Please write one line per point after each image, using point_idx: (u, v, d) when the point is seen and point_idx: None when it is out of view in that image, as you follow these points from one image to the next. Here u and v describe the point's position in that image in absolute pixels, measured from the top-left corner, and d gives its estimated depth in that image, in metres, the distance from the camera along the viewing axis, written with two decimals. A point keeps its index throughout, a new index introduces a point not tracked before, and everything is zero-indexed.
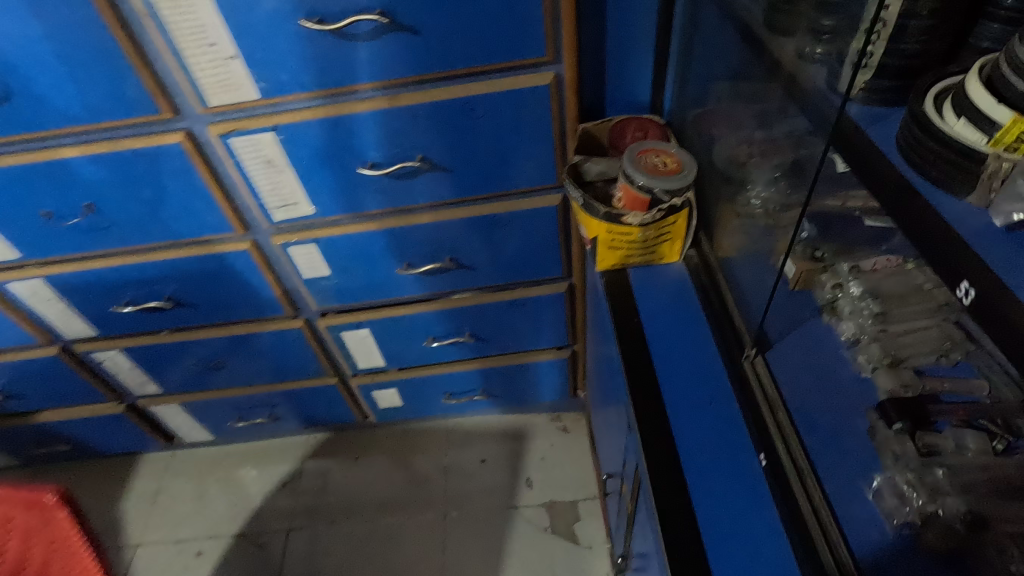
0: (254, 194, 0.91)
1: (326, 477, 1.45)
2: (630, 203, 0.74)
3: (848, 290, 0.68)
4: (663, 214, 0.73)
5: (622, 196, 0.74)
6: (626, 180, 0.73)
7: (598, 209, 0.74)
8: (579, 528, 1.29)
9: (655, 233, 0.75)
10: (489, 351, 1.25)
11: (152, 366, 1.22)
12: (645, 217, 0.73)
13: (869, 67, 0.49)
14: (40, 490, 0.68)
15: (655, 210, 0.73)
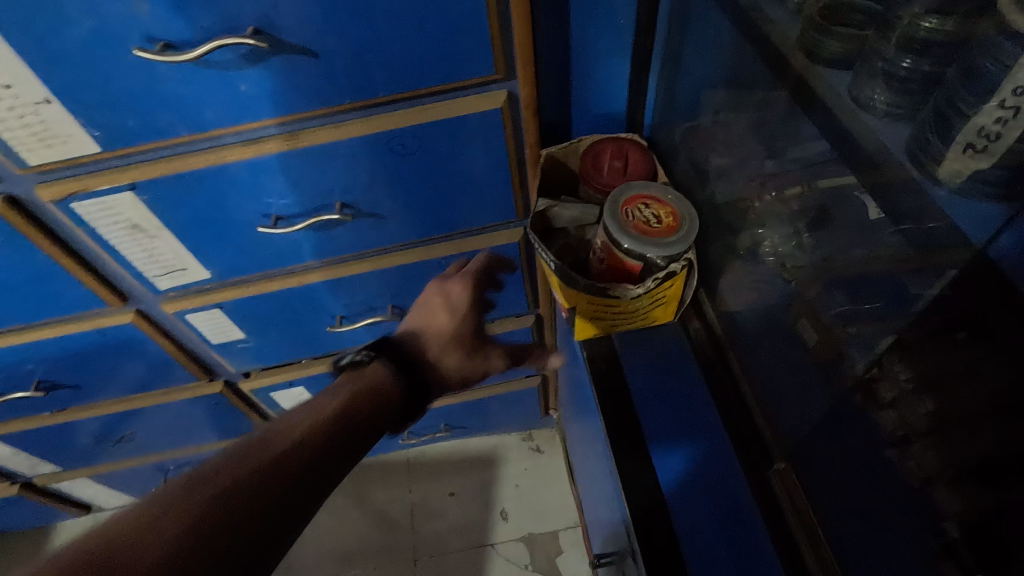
0: (126, 263, 0.69)
1: None
2: (615, 271, 0.59)
3: (893, 372, 0.49)
4: (659, 285, 0.58)
5: (605, 261, 0.59)
6: (612, 246, 0.57)
7: (576, 279, 0.60)
8: (562, 562, 1.20)
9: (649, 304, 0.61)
10: (449, 389, 1.11)
11: (39, 448, 1.00)
12: (634, 289, 0.58)
13: (990, 153, 0.33)
14: None
15: (647, 280, 0.58)
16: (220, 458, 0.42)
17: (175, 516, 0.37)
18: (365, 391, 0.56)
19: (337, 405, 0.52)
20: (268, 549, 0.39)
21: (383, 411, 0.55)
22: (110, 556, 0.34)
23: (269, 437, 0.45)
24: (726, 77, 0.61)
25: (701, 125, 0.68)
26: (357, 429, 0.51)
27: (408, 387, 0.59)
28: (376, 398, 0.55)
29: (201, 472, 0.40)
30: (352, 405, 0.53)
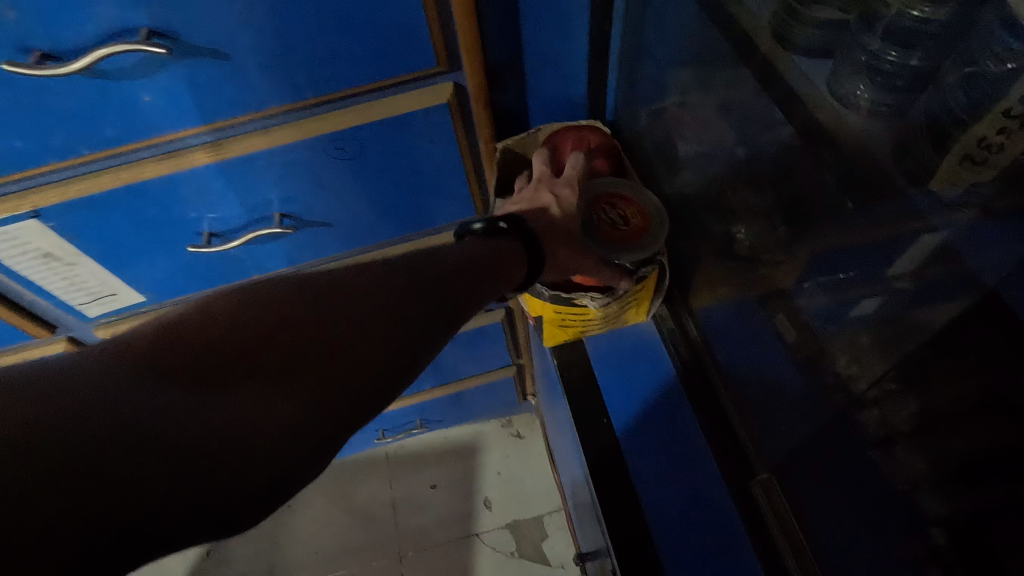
0: (46, 293, 0.62)
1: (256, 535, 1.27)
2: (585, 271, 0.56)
3: (872, 369, 0.46)
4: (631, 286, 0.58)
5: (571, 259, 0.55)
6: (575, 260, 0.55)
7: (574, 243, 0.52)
8: (547, 546, 1.20)
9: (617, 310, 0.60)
10: (421, 387, 1.07)
11: None
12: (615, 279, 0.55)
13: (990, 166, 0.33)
14: None
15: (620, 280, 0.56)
16: (351, 274, 0.39)
17: (293, 314, 0.34)
18: (498, 237, 0.49)
19: (469, 251, 0.46)
20: (370, 379, 0.35)
21: (498, 281, 0.46)
22: (225, 330, 0.32)
23: (406, 274, 0.41)
24: (692, 57, 0.56)
25: (666, 108, 0.64)
26: (484, 284, 0.45)
27: (532, 261, 0.49)
28: (503, 256, 0.47)
29: (327, 284, 0.37)
30: (479, 251, 0.47)
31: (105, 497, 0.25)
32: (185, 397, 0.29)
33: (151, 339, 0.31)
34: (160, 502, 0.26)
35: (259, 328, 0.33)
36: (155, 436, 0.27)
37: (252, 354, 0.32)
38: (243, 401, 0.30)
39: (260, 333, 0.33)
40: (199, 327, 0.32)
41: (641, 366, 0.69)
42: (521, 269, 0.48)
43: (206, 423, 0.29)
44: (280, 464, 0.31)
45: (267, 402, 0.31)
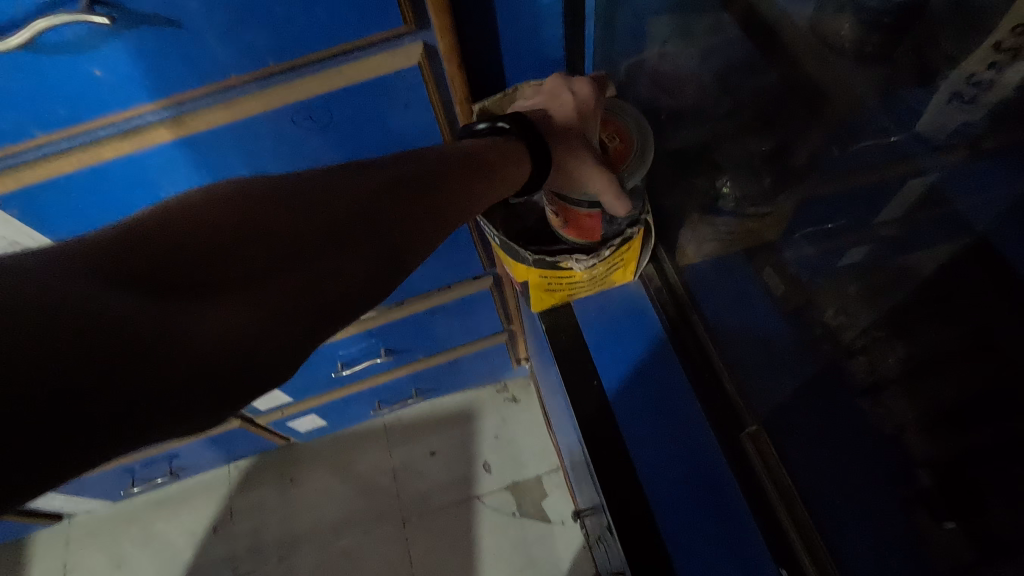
0: None
1: (261, 508, 1.29)
2: (574, 220, 0.54)
3: (856, 318, 0.48)
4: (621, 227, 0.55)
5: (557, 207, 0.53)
6: (561, 195, 0.52)
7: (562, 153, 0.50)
8: (547, 504, 1.22)
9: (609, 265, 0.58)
10: (415, 358, 1.07)
11: None
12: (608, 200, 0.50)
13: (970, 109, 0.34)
14: None
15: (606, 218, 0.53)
16: (327, 172, 0.35)
17: (269, 206, 0.31)
18: (506, 133, 0.47)
19: (471, 149, 0.43)
20: (361, 277, 0.33)
21: (511, 179, 0.45)
22: (197, 223, 0.29)
23: (402, 170, 0.38)
24: (672, 3, 0.54)
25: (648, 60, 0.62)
26: (494, 179, 0.42)
27: (536, 159, 0.47)
28: (513, 159, 0.46)
29: (303, 176, 0.34)
30: (487, 146, 0.45)
31: (83, 394, 0.23)
32: (154, 302, 0.26)
33: (95, 241, 0.28)
34: (136, 407, 0.25)
35: (235, 217, 0.30)
36: (129, 336, 0.25)
37: (226, 256, 0.29)
38: (223, 302, 0.28)
39: (235, 226, 0.30)
40: (157, 226, 0.29)
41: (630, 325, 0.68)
42: (526, 165, 0.46)
43: (180, 326, 0.26)
44: (266, 363, 0.30)
45: (257, 299, 0.29)
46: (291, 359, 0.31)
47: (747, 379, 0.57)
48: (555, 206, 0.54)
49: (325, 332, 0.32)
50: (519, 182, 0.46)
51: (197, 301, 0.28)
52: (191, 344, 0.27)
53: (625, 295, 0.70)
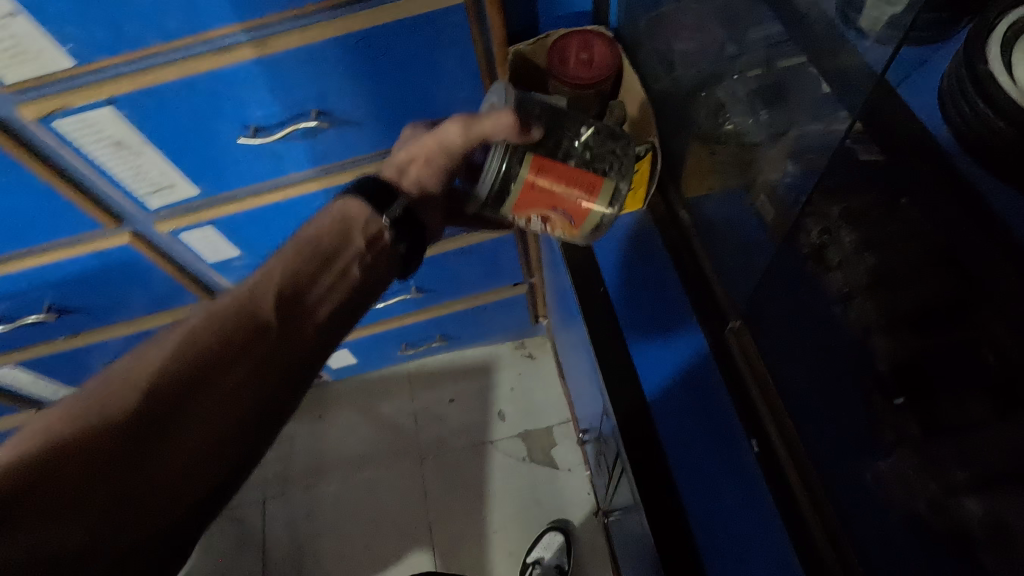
0: (114, 181, 0.72)
1: (290, 440, 1.40)
2: (551, 185, 0.56)
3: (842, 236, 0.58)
4: (574, 152, 0.57)
5: (543, 203, 0.58)
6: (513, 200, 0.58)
7: (472, 197, 0.59)
8: (556, 453, 1.30)
9: (614, 180, 0.58)
10: (439, 301, 1.16)
11: (57, 373, 1.07)
12: (501, 129, 0.53)
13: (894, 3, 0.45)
14: None
15: (526, 147, 0.55)
16: (136, 372, 0.42)
17: (134, 401, 0.41)
18: (325, 219, 0.55)
19: (287, 271, 0.51)
20: (238, 423, 0.44)
21: (349, 217, 0.55)
22: (80, 438, 0.38)
23: (239, 314, 0.47)
24: None
25: (664, 15, 0.70)
26: (335, 289, 0.52)
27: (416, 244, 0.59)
28: (338, 230, 0.54)
29: (152, 364, 0.43)
30: (305, 252, 0.52)
31: None
32: (66, 514, 0.36)
33: None
34: None
35: (109, 422, 0.39)
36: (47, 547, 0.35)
37: (114, 452, 0.39)
38: (126, 487, 0.38)
39: (111, 429, 0.39)
40: (45, 449, 0.37)
41: (634, 250, 0.75)
42: (360, 210, 0.56)
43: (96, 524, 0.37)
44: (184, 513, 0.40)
45: (155, 474, 0.40)
46: (205, 504, 0.41)
47: (735, 291, 0.64)
48: (546, 207, 0.58)
49: (231, 468, 0.43)
50: (364, 211, 0.56)
51: (81, 511, 0.37)
52: (96, 540, 0.37)
53: (634, 225, 0.77)
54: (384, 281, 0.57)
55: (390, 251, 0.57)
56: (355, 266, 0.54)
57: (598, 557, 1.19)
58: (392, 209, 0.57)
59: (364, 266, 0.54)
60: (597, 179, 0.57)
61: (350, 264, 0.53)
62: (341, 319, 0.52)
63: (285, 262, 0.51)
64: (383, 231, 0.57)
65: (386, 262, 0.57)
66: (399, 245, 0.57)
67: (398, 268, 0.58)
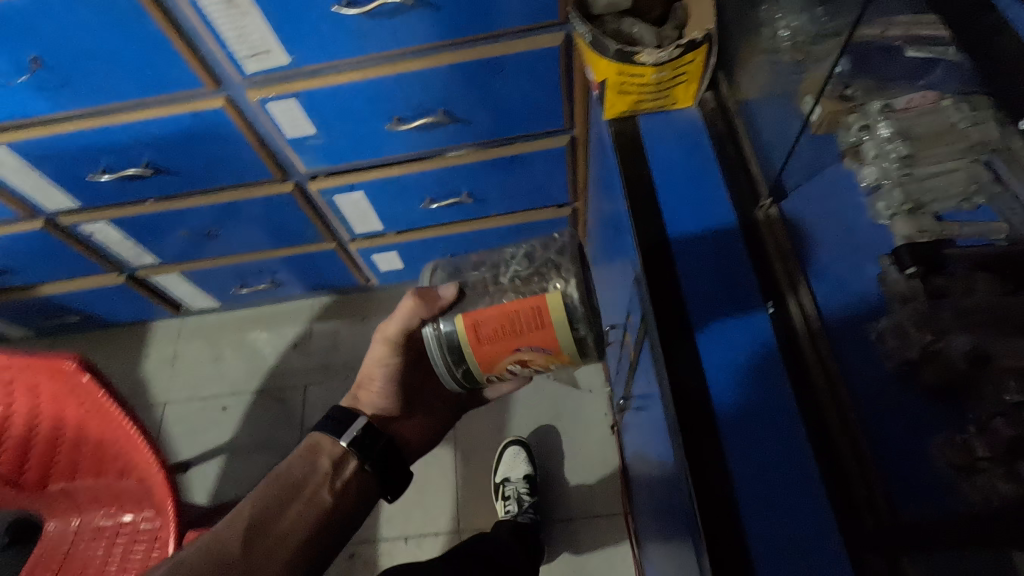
0: (220, 41, 0.82)
1: (335, 337, 1.52)
2: (494, 330, 0.66)
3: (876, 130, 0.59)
4: (508, 292, 0.67)
5: (505, 350, 0.67)
6: (480, 370, 0.70)
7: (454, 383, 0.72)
8: (579, 374, 1.37)
9: (549, 287, 0.65)
10: (485, 213, 1.23)
11: (142, 237, 1.20)
12: (412, 306, 0.71)
13: None
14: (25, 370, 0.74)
15: (441, 309, 0.69)
16: None
17: None
18: (302, 451, 0.76)
19: (259, 508, 0.70)
20: None
21: (316, 455, 0.76)
22: None
23: (226, 540, 0.66)
24: None
25: None
26: (301, 496, 0.72)
27: (391, 478, 0.79)
28: (308, 461, 0.75)
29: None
30: (279, 485, 0.73)
31: None
32: None
33: None
34: None
35: None
36: None
37: None
38: None
39: None
40: None
41: (685, 140, 0.74)
42: (331, 441, 0.78)
43: None
44: None
45: None
46: None
47: (768, 173, 0.68)
48: (511, 351, 0.67)
49: None
50: (330, 446, 0.77)
51: None
52: None
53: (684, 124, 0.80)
54: (354, 503, 0.75)
55: (361, 473, 0.76)
56: (326, 491, 0.73)
57: (607, 471, 1.26)
58: (347, 433, 0.77)
59: (334, 487, 0.74)
60: (529, 299, 0.64)
61: (319, 490, 0.73)
62: (309, 542, 0.70)
63: (264, 499, 0.71)
64: (349, 458, 0.77)
65: (359, 484, 0.76)
66: (363, 465, 0.77)
67: (373, 480, 0.78)
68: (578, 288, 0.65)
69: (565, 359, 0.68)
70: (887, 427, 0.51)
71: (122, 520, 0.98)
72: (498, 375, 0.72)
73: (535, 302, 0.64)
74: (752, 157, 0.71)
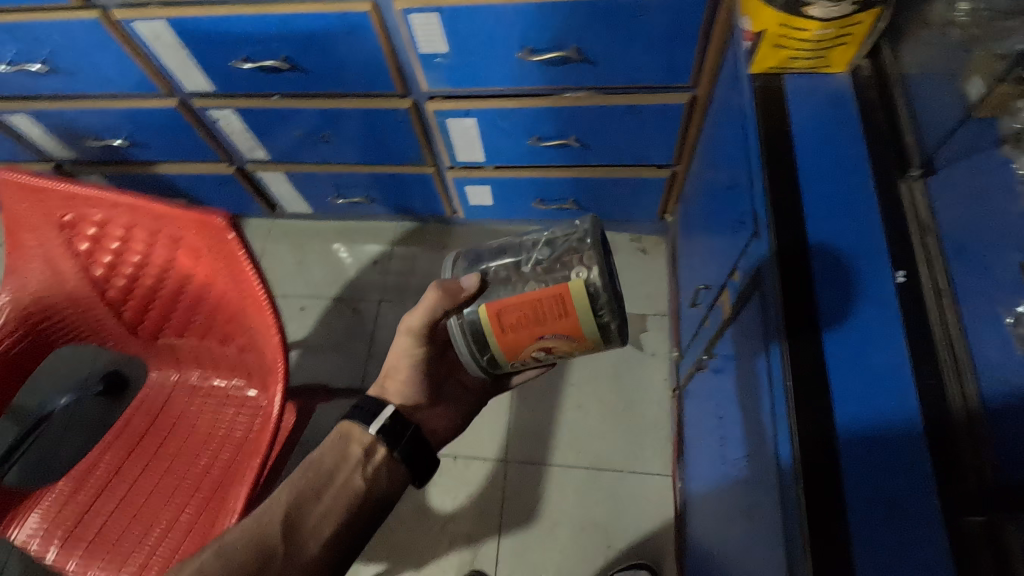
0: None
1: (412, 261, 1.58)
2: (517, 319, 0.66)
3: None
4: (530, 280, 0.65)
5: (529, 338, 0.67)
6: (506, 358, 0.70)
7: (481, 368, 0.73)
8: (645, 337, 1.40)
9: (572, 274, 0.63)
10: (586, 160, 1.25)
11: (260, 131, 1.26)
12: (434, 300, 0.69)
13: None
14: (160, 217, 0.80)
15: (464, 300, 0.67)
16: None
17: None
18: (331, 440, 0.77)
19: (294, 496, 0.71)
20: None
21: (348, 442, 0.76)
22: None
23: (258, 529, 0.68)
24: None
25: None
26: (331, 485, 0.73)
27: (425, 464, 0.79)
28: (339, 449, 0.75)
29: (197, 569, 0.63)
30: (310, 474, 0.74)
31: None
32: None
33: None
34: None
35: None
36: None
37: None
38: None
39: None
40: None
41: (829, 102, 0.73)
42: (360, 428, 0.77)
43: None
44: None
45: None
46: None
47: (921, 145, 0.65)
48: (534, 340, 0.67)
49: None
50: (362, 436, 0.77)
51: None
52: None
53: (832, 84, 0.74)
54: (387, 490, 0.76)
55: (391, 460, 0.76)
56: (358, 477, 0.74)
57: (659, 432, 1.30)
58: (375, 422, 0.76)
59: (366, 473, 0.74)
60: (553, 287, 0.63)
61: (352, 476, 0.74)
62: (346, 524, 0.72)
63: (297, 488, 0.72)
64: (378, 446, 0.76)
65: (389, 472, 0.76)
66: (392, 453, 0.76)
67: (404, 470, 0.77)
68: (600, 274, 0.64)
69: (587, 346, 0.68)
70: (1013, 414, 0.49)
71: (215, 383, 1.08)
72: (523, 362, 0.72)
73: (558, 290, 0.63)
74: (905, 127, 0.68)
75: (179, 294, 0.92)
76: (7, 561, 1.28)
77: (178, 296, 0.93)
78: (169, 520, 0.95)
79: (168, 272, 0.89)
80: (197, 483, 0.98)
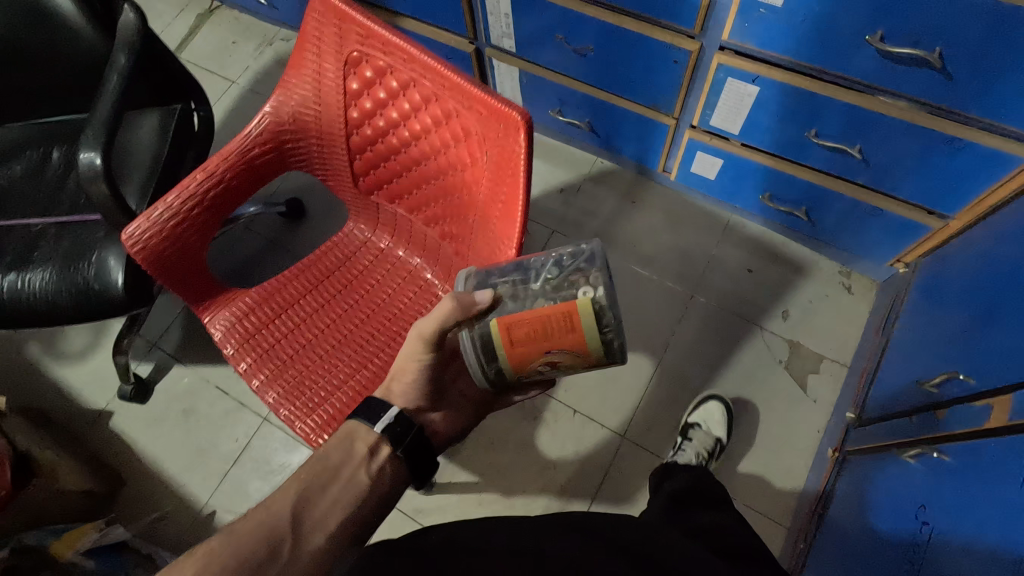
0: None
1: (597, 203, 1.50)
2: (527, 333, 0.60)
3: None
4: (540, 297, 0.60)
5: (538, 353, 0.61)
6: (512, 373, 0.64)
7: (487, 385, 0.67)
8: (813, 379, 1.28)
9: (578, 291, 0.59)
10: (850, 175, 1.09)
11: (522, 21, 1.20)
12: (448, 311, 0.63)
13: None
14: (451, 87, 0.78)
15: (478, 314, 0.62)
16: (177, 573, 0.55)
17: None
18: (338, 436, 0.72)
19: (301, 487, 0.66)
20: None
21: (351, 437, 0.72)
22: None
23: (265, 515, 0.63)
24: None
25: None
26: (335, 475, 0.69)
27: (424, 469, 0.75)
28: (344, 447, 0.71)
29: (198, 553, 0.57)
30: (316, 465, 0.69)
31: None
32: None
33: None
34: None
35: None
36: None
37: None
38: None
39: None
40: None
41: None
42: (365, 428, 0.72)
43: None
44: None
45: None
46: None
47: None
48: (542, 355, 0.61)
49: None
50: (366, 434, 0.72)
51: None
52: None
53: None
54: (386, 492, 0.71)
55: (394, 461, 0.72)
56: (362, 474, 0.70)
57: (791, 479, 1.21)
58: (381, 421, 0.72)
59: (371, 472, 0.70)
60: (561, 303, 0.59)
61: (357, 472, 0.70)
62: (350, 520, 0.67)
63: (303, 480, 0.67)
64: (382, 447, 0.72)
65: (392, 471, 0.72)
66: (396, 453, 0.72)
67: (405, 471, 0.73)
68: (607, 291, 0.59)
69: (592, 361, 0.62)
70: None
71: (399, 256, 1.09)
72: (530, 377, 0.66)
73: (565, 307, 0.58)
74: None
75: (413, 165, 0.91)
76: (169, 328, 1.44)
77: (410, 167, 0.92)
78: (329, 367, 1.00)
79: (417, 141, 0.87)
80: (360, 346, 1.02)
